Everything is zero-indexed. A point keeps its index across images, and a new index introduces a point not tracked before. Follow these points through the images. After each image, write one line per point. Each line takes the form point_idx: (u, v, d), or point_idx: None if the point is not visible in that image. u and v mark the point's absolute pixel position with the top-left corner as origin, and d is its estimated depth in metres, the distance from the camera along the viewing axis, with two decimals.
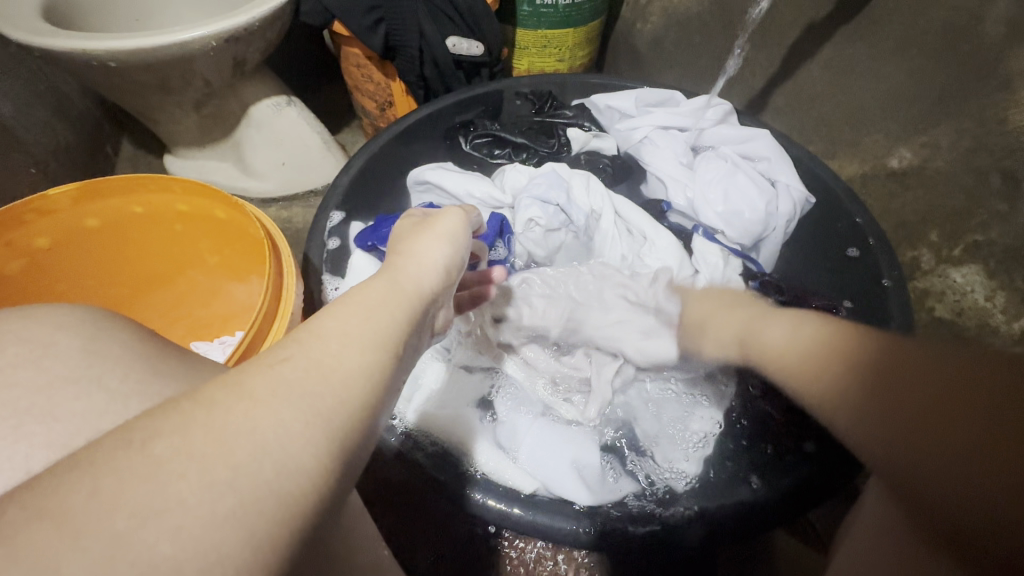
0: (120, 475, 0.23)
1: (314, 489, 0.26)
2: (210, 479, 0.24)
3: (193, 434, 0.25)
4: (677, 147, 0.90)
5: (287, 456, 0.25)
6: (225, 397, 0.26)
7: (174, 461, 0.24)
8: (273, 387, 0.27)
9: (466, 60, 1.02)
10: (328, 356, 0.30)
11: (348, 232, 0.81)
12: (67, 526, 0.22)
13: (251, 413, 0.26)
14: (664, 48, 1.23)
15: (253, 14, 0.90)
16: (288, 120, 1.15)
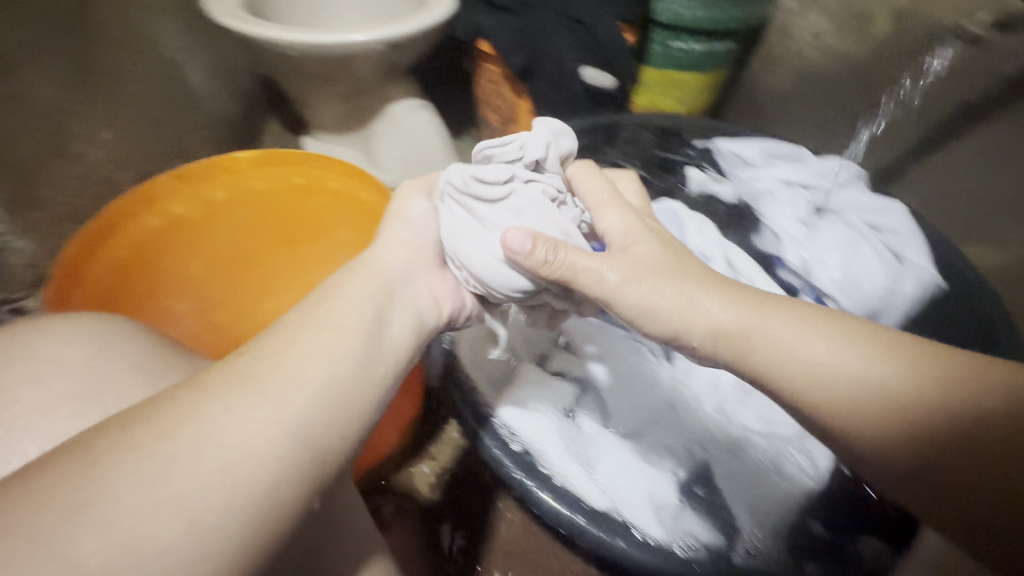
0: (65, 471, 0.30)
1: (259, 470, 0.33)
2: (120, 471, 0.30)
3: (119, 436, 0.32)
4: (798, 205, 0.89)
5: (209, 441, 0.33)
6: (146, 408, 0.34)
7: (100, 466, 0.30)
8: (196, 389, 0.35)
9: (595, 91, 1.06)
10: (283, 363, 0.38)
11: None
12: (29, 518, 0.28)
13: (181, 408, 0.34)
14: (791, 102, 1.25)
15: (418, 25, 1.00)
16: (419, 122, 1.25)
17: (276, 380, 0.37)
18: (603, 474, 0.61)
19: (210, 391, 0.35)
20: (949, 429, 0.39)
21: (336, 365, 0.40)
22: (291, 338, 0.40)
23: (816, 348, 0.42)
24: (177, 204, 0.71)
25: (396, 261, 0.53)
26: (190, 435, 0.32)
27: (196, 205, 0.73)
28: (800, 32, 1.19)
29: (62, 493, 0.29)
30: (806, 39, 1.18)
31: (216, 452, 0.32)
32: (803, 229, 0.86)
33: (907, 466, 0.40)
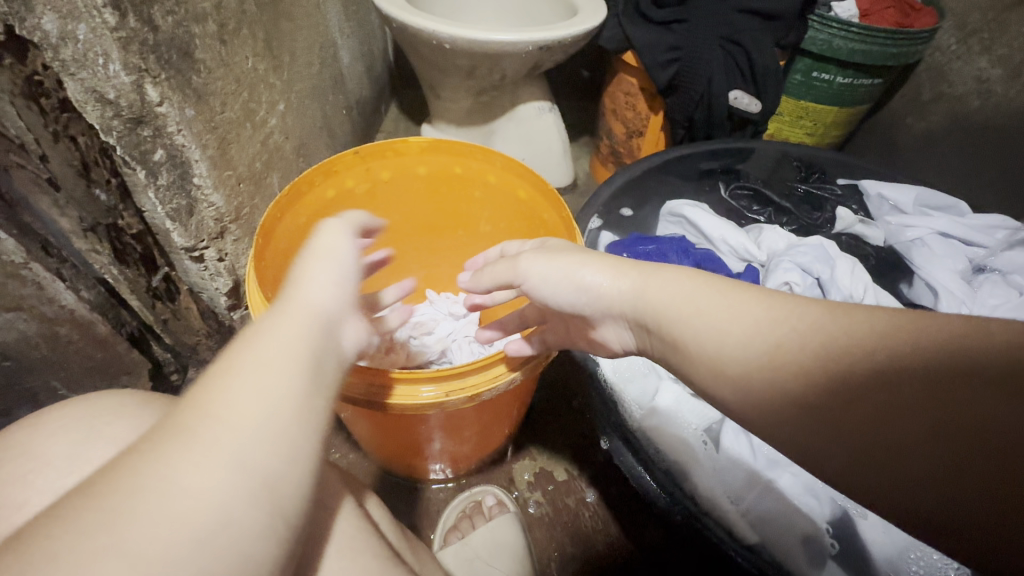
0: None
1: (246, 533, 0.27)
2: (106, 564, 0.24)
3: (76, 516, 0.25)
4: (956, 260, 0.82)
5: (181, 502, 0.26)
6: (121, 473, 0.27)
7: (63, 557, 0.23)
8: (164, 442, 0.28)
9: (738, 113, 1.03)
10: (237, 385, 0.31)
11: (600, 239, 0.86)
12: None
13: (153, 471, 0.27)
14: (939, 149, 1.19)
15: (570, 31, 1.02)
16: (544, 124, 1.26)
17: (242, 407, 0.30)
18: (742, 505, 0.59)
19: (126, 460, 0.28)
20: (878, 412, 0.31)
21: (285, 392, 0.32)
22: (246, 347, 0.33)
23: (748, 344, 0.37)
24: (351, 180, 0.73)
25: (329, 295, 0.39)
26: (167, 500, 0.26)
27: (363, 183, 0.75)
28: (963, 77, 1.13)
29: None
30: (969, 85, 1.12)
31: (178, 513, 0.26)
32: (963, 287, 0.79)
33: (812, 445, 0.33)
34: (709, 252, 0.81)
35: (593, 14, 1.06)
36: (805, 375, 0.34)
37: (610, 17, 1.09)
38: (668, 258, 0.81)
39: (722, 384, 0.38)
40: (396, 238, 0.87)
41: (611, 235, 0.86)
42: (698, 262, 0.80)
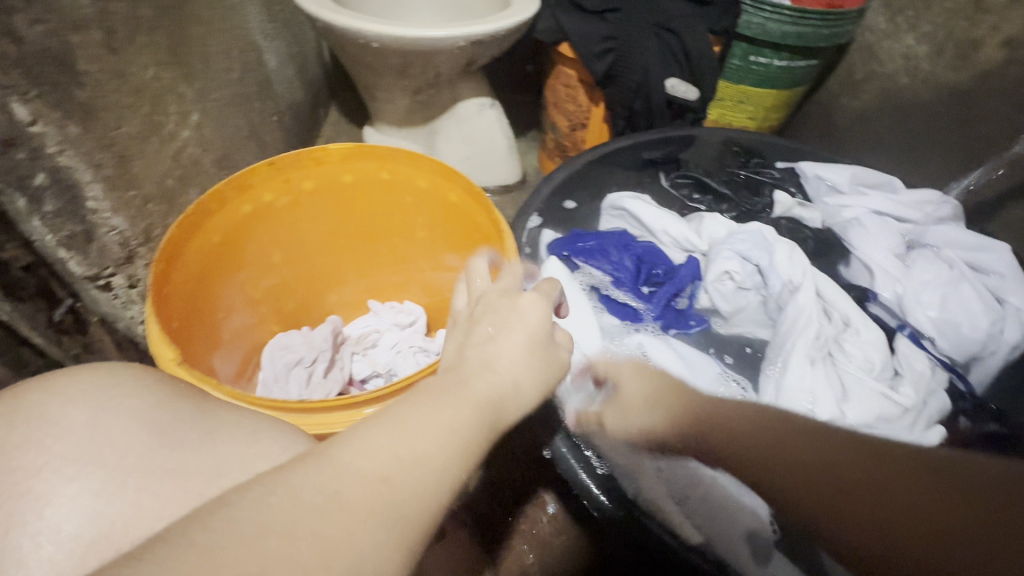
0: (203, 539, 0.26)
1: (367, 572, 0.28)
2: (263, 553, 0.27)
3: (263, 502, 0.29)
4: (891, 236, 0.83)
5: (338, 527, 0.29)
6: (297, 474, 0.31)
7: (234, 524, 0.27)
8: (339, 462, 0.32)
9: (676, 101, 1.01)
10: (409, 439, 0.35)
11: (541, 239, 0.84)
12: None
13: (330, 472, 0.31)
14: (873, 127, 1.22)
15: (503, 24, 0.99)
16: (485, 120, 1.24)
17: (401, 453, 0.33)
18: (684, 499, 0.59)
19: (300, 466, 0.32)
20: (840, 455, 0.41)
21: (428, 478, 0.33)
22: (420, 409, 0.37)
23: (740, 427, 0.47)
24: (268, 193, 0.69)
25: (510, 373, 0.42)
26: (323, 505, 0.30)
27: (283, 195, 0.71)
28: (892, 55, 1.15)
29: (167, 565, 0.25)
30: (898, 63, 1.14)
31: (319, 536, 0.28)
32: (896, 263, 0.80)
33: (764, 460, 0.43)
34: (650, 246, 0.83)
35: (527, 5, 1.03)
36: (796, 424, 0.45)
37: (544, 8, 1.06)
38: (609, 253, 0.82)
39: (715, 431, 0.48)
40: (327, 251, 0.82)
41: (552, 234, 0.85)
42: (639, 256, 0.82)
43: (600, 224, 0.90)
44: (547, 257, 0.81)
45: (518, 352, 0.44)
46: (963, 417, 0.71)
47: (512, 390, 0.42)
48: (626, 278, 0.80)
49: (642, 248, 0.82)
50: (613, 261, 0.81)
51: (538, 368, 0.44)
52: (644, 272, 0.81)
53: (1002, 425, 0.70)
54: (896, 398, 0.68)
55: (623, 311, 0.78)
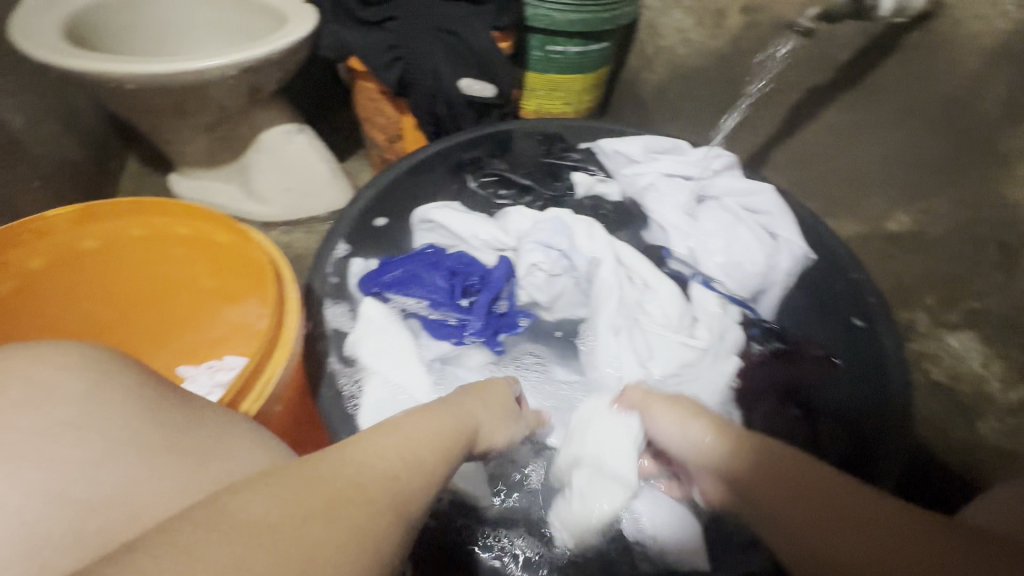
0: (243, 502, 0.30)
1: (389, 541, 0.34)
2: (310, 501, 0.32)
3: (299, 476, 0.34)
4: (681, 195, 0.89)
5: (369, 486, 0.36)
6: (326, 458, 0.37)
7: (279, 485, 0.32)
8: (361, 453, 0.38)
9: (478, 101, 1.04)
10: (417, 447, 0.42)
11: (349, 270, 0.80)
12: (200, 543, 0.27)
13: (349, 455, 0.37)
14: (670, 98, 1.30)
15: (274, 46, 0.93)
16: (297, 147, 1.16)
17: (412, 462, 0.40)
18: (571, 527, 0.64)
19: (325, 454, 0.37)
20: (847, 517, 0.42)
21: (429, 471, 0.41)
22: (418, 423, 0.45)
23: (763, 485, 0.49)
24: None
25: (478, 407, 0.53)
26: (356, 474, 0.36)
27: (5, 283, 0.62)
28: (669, 29, 1.24)
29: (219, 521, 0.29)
30: (674, 36, 1.23)
31: (354, 499, 0.34)
32: (686, 219, 0.87)
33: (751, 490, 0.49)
34: (461, 256, 0.83)
35: (301, 23, 0.98)
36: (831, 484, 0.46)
37: (321, 24, 1.02)
38: (420, 277, 0.80)
39: (745, 480, 0.50)
40: (98, 327, 0.73)
41: (362, 264, 0.82)
42: (451, 270, 0.81)
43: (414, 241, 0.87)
44: (361, 295, 0.79)
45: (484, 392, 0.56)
46: (754, 342, 0.79)
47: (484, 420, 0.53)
48: (442, 298, 0.78)
49: (453, 261, 0.81)
50: (426, 284, 0.79)
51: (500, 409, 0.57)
52: (459, 286, 0.80)
53: (788, 346, 0.78)
54: (693, 342, 0.74)
55: (447, 332, 0.77)
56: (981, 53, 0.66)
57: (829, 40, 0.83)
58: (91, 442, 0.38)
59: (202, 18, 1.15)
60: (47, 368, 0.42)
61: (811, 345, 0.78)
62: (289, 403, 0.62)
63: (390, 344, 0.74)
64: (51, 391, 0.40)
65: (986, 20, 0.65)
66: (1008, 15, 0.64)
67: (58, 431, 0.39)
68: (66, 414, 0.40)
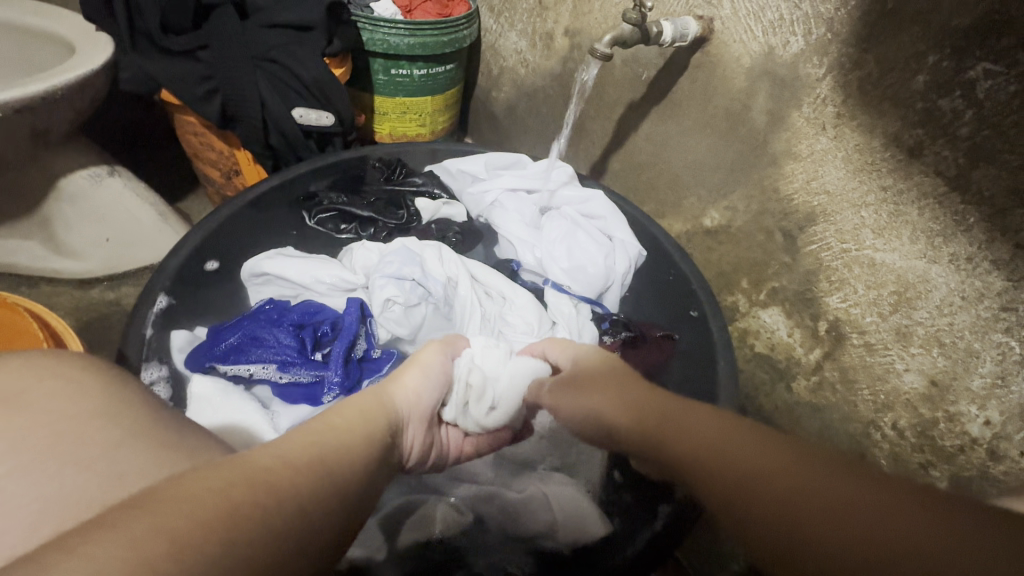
0: (173, 506, 0.29)
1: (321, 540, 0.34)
2: (245, 501, 0.31)
3: (235, 477, 0.33)
4: (524, 209, 0.96)
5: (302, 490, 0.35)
6: (264, 457, 0.36)
7: (210, 487, 0.31)
8: (302, 454, 0.37)
9: (316, 130, 1.00)
10: (345, 444, 0.41)
11: (171, 344, 0.72)
12: (122, 549, 0.26)
13: (286, 461, 0.36)
14: (519, 116, 1.34)
15: (54, 81, 0.81)
16: (111, 192, 1.02)
17: (346, 462, 0.40)
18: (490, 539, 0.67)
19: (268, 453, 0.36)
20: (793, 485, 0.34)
21: (353, 445, 0.42)
22: (350, 417, 0.45)
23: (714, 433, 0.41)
24: None
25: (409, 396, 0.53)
26: (289, 476, 0.35)
27: None
28: (509, 51, 1.29)
29: (158, 517, 0.28)
30: (514, 57, 1.28)
31: (278, 504, 0.33)
32: (530, 231, 0.94)
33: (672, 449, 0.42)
34: (308, 305, 0.75)
35: (92, 53, 0.87)
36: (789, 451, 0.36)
37: (120, 55, 0.91)
38: (261, 338, 0.70)
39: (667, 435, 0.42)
40: None
41: (184, 333, 0.74)
42: (296, 324, 0.73)
43: (250, 295, 0.82)
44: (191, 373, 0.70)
45: (421, 374, 0.57)
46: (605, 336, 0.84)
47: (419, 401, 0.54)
48: (292, 356, 0.69)
49: (295, 314, 0.73)
50: (271, 344, 0.70)
51: (437, 383, 0.58)
52: (310, 339, 0.72)
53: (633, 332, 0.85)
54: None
55: (304, 392, 0.69)
56: (745, 70, 0.77)
57: (635, 60, 0.92)
58: (87, 444, 0.38)
59: None
60: (61, 371, 0.42)
61: (650, 328, 0.86)
62: None
63: (236, 412, 0.65)
64: (45, 407, 0.39)
65: (743, 44, 0.76)
66: (758, 39, 0.74)
67: (59, 438, 0.38)
68: (70, 425, 0.39)
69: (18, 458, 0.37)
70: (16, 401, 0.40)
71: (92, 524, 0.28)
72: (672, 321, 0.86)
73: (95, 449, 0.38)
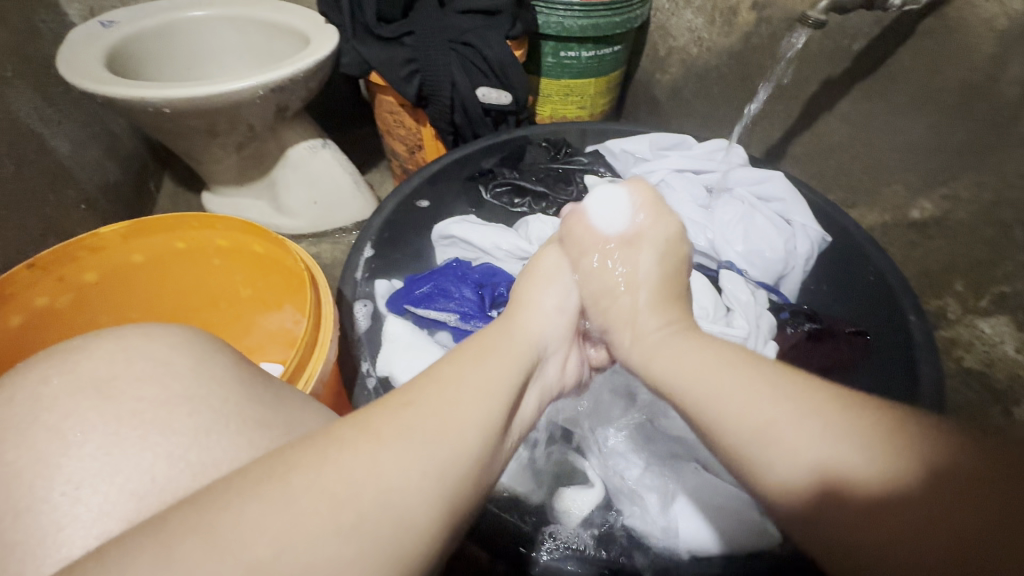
0: (260, 497, 0.28)
1: (424, 515, 0.31)
2: (332, 495, 0.29)
3: (320, 469, 0.30)
4: (693, 190, 0.92)
5: (394, 480, 0.31)
6: (355, 436, 0.33)
7: (298, 483, 0.29)
8: (395, 428, 0.34)
9: (493, 108, 1.07)
10: (444, 413, 0.36)
11: (375, 294, 0.82)
12: (210, 538, 0.26)
13: (373, 450, 0.32)
14: (684, 97, 1.29)
15: (298, 65, 0.97)
16: (322, 160, 1.21)
17: (439, 435, 0.34)
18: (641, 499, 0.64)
19: (354, 433, 0.33)
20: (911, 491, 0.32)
21: (462, 423, 0.36)
22: (456, 376, 0.39)
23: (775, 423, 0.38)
24: (40, 295, 0.65)
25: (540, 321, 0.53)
26: (375, 449, 0.32)
27: (63, 294, 0.68)
28: (680, 30, 1.24)
29: (245, 502, 0.28)
30: (686, 36, 1.23)
31: (369, 486, 0.30)
32: (702, 212, 0.90)
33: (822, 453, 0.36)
34: (486, 267, 0.83)
35: (324, 41, 1.02)
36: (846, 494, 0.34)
37: (342, 42, 1.06)
38: (448, 290, 0.79)
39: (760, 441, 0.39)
40: None
41: (384, 284, 0.84)
42: (477, 283, 0.80)
43: (437, 254, 0.91)
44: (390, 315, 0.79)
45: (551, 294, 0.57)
46: (788, 325, 0.78)
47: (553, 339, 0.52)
48: (471, 310, 0.77)
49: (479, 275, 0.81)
50: (455, 297, 0.78)
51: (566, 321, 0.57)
52: (488, 297, 0.79)
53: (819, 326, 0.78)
54: (732, 330, 0.74)
55: None
56: (996, 35, 0.66)
57: (841, 31, 0.83)
58: (174, 435, 0.35)
59: (224, 42, 1.20)
60: (152, 351, 0.39)
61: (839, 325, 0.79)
62: (330, 386, 0.64)
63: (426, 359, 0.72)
64: (134, 396, 0.36)
65: (1000, 3, 0.65)
66: None
67: (146, 428, 0.35)
68: (156, 414, 0.36)
69: (111, 453, 0.33)
70: (105, 394, 0.36)
71: (203, 506, 0.28)
72: (861, 317, 0.79)
73: (185, 441, 0.34)
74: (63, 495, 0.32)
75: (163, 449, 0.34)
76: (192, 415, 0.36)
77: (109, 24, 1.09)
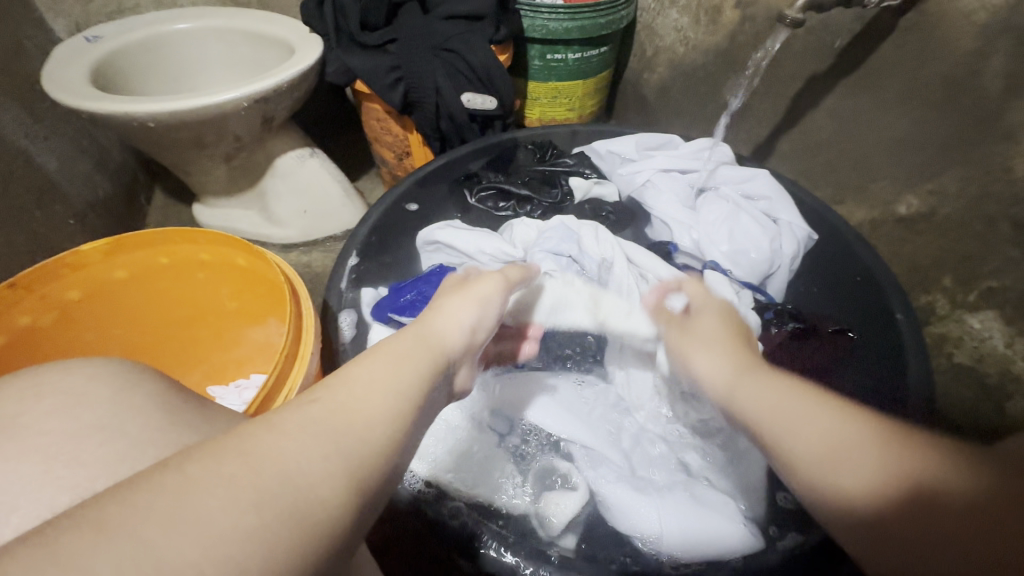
0: (153, 493, 0.24)
1: (336, 514, 0.28)
2: (237, 493, 0.25)
3: (226, 460, 0.27)
4: (679, 190, 0.91)
5: (306, 474, 0.28)
6: (265, 430, 0.29)
7: (205, 478, 0.26)
8: (303, 422, 0.30)
9: (479, 112, 1.07)
10: (358, 401, 0.33)
11: (361, 302, 0.82)
12: (93, 529, 0.23)
13: (282, 443, 0.28)
14: (672, 97, 1.29)
15: (281, 76, 0.97)
16: (310, 169, 1.21)
17: (356, 428, 0.31)
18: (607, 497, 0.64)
19: (266, 427, 0.29)
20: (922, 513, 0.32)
21: (380, 415, 0.33)
22: (375, 365, 0.36)
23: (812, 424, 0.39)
24: (23, 314, 0.65)
25: (444, 324, 0.45)
26: (289, 440, 0.29)
27: (46, 312, 0.68)
28: (667, 30, 1.24)
29: (136, 496, 0.24)
30: (673, 35, 1.23)
31: (275, 476, 0.27)
32: (687, 213, 0.89)
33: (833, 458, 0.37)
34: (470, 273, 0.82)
35: (307, 51, 1.02)
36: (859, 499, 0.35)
37: (326, 51, 1.06)
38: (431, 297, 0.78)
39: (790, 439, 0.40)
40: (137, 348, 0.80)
41: (370, 291, 0.83)
42: None
43: (423, 261, 0.91)
44: (375, 322, 0.79)
45: (474, 306, 0.48)
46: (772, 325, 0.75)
47: (471, 338, 0.47)
48: None
49: None
50: None
51: (491, 319, 0.50)
52: None
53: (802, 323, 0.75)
54: None
55: None
56: (977, 29, 0.66)
57: (823, 27, 0.83)
58: (138, 457, 0.34)
59: (210, 54, 1.20)
60: None
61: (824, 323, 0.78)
62: None
63: None
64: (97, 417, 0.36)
65: None
66: None
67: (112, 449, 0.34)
68: (122, 435, 0.35)
69: (72, 478, 0.33)
70: (73, 416, 0.36)
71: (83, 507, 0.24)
72: (850, 315, 0.78)
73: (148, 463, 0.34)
74: (22, 518, 0.32)
75: (125, 472, 0.34)
76: (158, 436, 0.35)
77: (95, 38, 1.10)
